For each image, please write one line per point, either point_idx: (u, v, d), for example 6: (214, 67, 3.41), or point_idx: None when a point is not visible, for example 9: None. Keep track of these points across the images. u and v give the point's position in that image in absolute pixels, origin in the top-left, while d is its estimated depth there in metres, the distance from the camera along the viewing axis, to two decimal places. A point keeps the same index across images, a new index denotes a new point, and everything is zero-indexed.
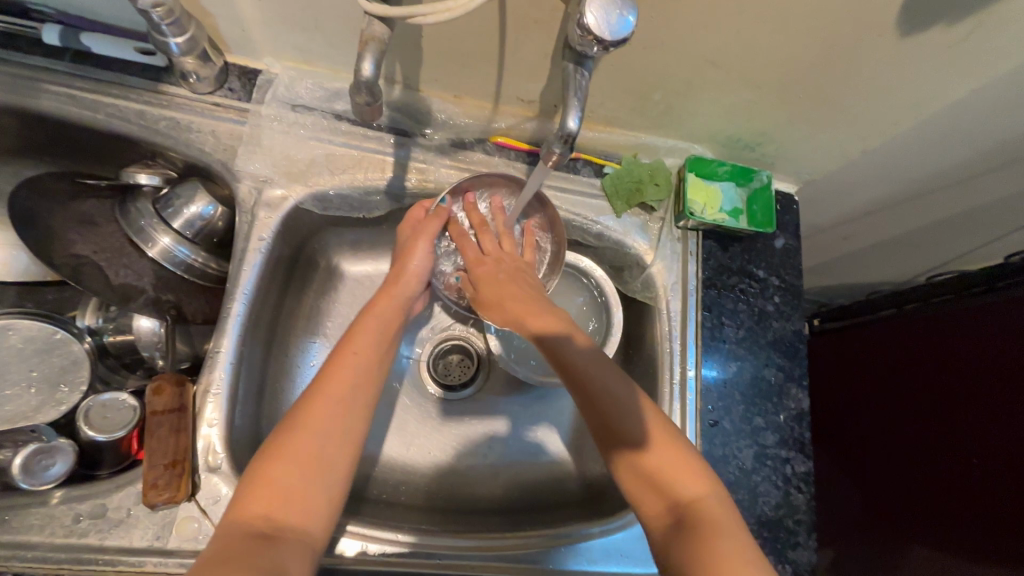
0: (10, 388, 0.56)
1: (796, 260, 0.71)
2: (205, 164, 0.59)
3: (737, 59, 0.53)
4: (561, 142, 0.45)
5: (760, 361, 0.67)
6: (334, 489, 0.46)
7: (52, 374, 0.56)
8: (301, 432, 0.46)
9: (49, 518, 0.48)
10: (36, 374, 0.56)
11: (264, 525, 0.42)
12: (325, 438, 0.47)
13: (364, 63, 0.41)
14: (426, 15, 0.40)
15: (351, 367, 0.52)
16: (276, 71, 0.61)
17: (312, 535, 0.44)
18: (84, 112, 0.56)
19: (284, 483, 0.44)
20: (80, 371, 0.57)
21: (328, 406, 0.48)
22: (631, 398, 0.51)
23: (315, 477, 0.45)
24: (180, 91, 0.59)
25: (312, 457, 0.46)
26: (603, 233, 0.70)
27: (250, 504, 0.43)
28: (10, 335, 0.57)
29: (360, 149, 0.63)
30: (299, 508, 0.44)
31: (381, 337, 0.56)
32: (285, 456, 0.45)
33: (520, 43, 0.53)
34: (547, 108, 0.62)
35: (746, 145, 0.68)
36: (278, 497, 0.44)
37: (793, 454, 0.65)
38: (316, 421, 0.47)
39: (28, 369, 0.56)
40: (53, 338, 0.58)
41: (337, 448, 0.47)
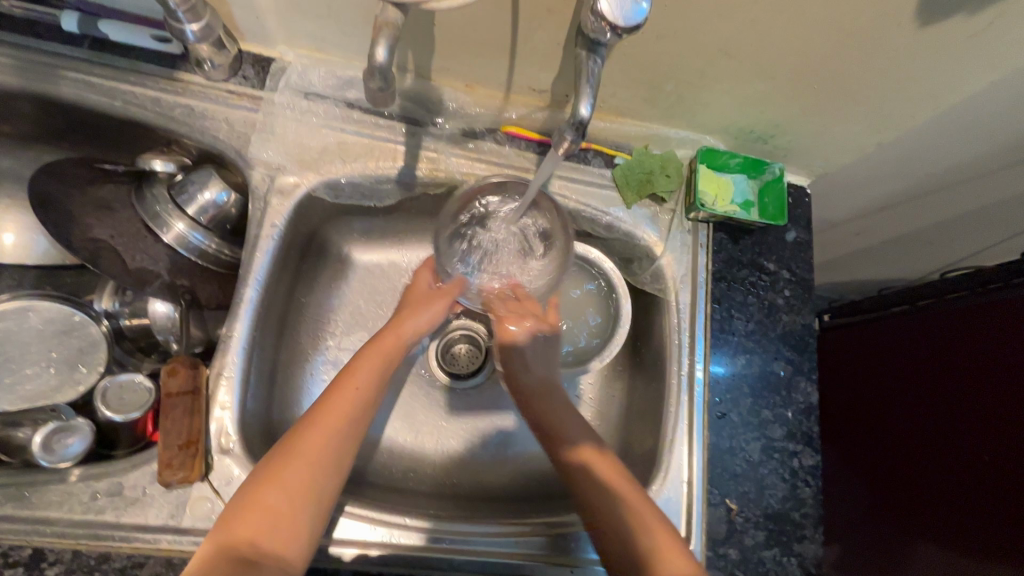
0: (30, 367, 0.57)
1: (807, 254, 0.71)
2: (218, 152, 0.60)
3: (752, 47, 0.53)
4: (573, 129, 0.44)
5: (769, 355, 0.67)
6: (317, 521, 0.47)
7: (70, 355, 0.57)
8: (290, 463, 0.47)
9: (68, 495, 0.49)
10: (55, 354, 0.57)
11: (247, 550, 0.43)
12: (313, 471, 0.48)
13: (377, 49, 0.40)
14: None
15: (346, 401, 0.53)
16: (289, 59, 0.61)
17: (290, 560, 0.45)
18: (102, 99, 0.57)
19: (272, 510, 0.45)
20: (97, 353, 0.58)
21: (322, 437, 0.49)
22: (588, 440, 0.59)
23: (299, 508, 0.46)
24: (195, 78, 0.60)
25: (298, 493, 0.46)
26: (613, 225, 0.70)
27: (238, 528, 0.44)
28: (30, 316, 0.58)
29: (371, 138, 0.64)
30: (282, 535, 0.45)
31: (383, 376, 0.57)
32: (272, 486, 0.46)
33: (533, 31, 0.53)
34: (559, 97, 0.62)
35: (759, 137, 0.68)
36: (263, 525, 0.45)
37: (800, 448, 0.65)
38: (306, 454, 0.48)
39: (47, 350, 0.57)
40: (72, 320, 0.59)
41: (323, 483, 0.48)
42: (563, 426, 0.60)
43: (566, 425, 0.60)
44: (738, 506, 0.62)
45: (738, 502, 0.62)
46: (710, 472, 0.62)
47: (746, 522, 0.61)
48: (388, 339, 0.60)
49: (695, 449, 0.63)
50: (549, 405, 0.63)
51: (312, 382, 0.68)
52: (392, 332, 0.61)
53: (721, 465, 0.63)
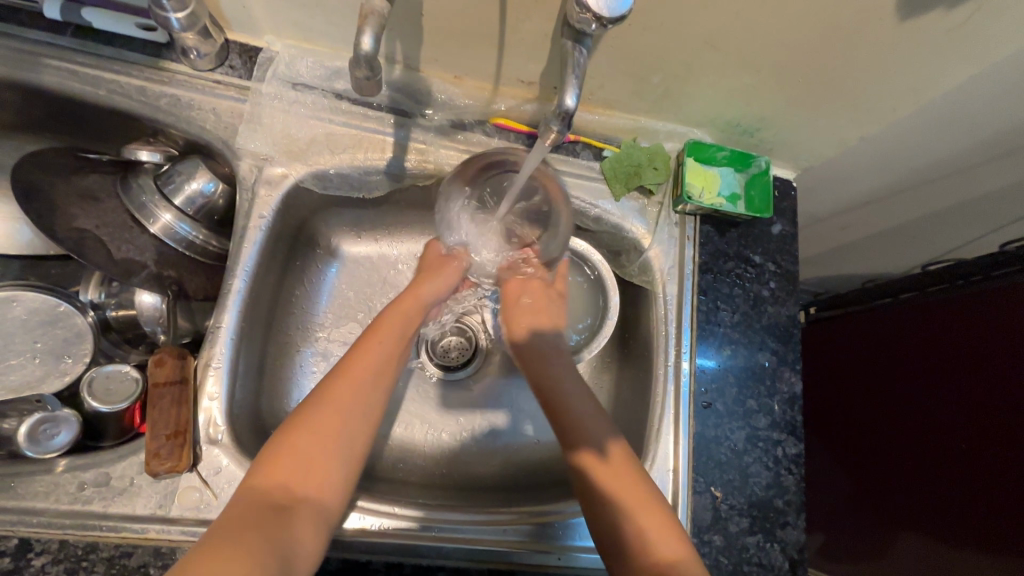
0: (15, 358, 0.56)
1: (792, 247, 0.72)
2: (205, 142, 0.60)
3: (737, 40, 0.53)
4: (559, 120, 0.44)
5: (754, 345, 0.68)
6: (349, 467, 0.48)
7: (55, 346, 0.57)
8: (319, 413, 0.48)
9: (54, 485, 0.49)
10: (40, 345, 0.57)
11: (282, 496, 0.44)
12: (343, 416, 0.49)
13: (363, 37, 0.40)
14: None
15: (371, 351, 0.54)
16: (276, 49, 0.61)
17: (326, 505, 0.45)
18: (86, 88, 0.57)
19: (305, 457, 0.46)
20: (82, 344, 0.58)
21: (347, 389, 0.50)
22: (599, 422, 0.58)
23: (331, 457, 0.47)
24: (181, 68, 0.59)
25: (331, 439, 0.47)
26: (601, 217, 0.70)
27: (272, 475, 0.44)
28: (13, 307, 0.57)
29: (360, 130, 0.64)
30: (316, 481, 0.45)
31: (402, 339, 0.58)
32: (304, 433, 0.47)
33: (520, 22, 0.53)
34: (547, 89, 0.62)
35: (745, 130, 0.68)
36: (298, 470, 0.45)
37: (784, 437, 0.66)
38: (333, 404, 0.49)
39: (32, 340, 0.57)
40: (57, 311, 0.58)
41: (354, 430, 0.49)
42: (578, 420, 0.58)
43: (577, 414, 0.58)
44: (723, 494, 0.63)
45: (723, 489, 0.63)
46: (695, 460, 0.63)
47: (730, 509, 0.63)
48: (405, 304, 0.61)
49: (681, 438, 0.64)
50: (561, 382, 0.61)
51: (300, 374, 0.68)
52: (409, 300, 0.62)
53: (706, 454, 0.64)
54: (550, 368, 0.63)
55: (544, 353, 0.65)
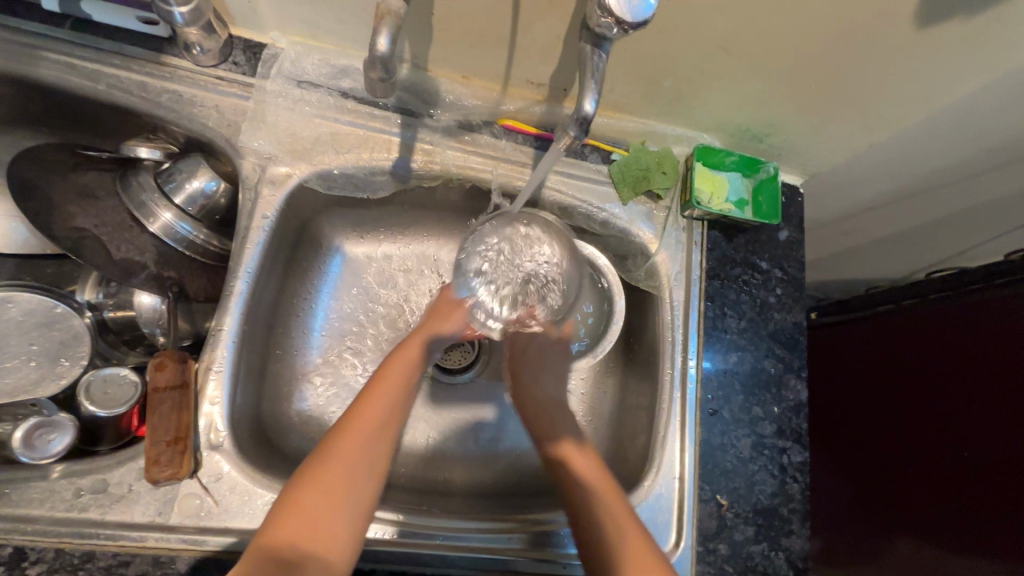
0: (9, 361, 0.54)
1: (799, 253, 0.72)
2: (207, 139, 0.59)
3: (751, 46, 0.52)
4: (576, 125, 0.42)
5: (760, 352, 0.68)
6: (358, 521, 0.47)
7: (51, 348, 0.55)
8: (328, 469, 0.47)
9: (50, 492, 0.47)
10: (35, 347, 0.55)
11: (289, 553, 0.43)
12: (350, 471, 0.47)
13: (379, 35, 0.39)
14: None
15: (378, 401, 0.52)
16: (281, 46, 0.60)
17: (333, 563, 0.44)
18: (85, 82, 0.55)
19: (311, 514, 0.45)
20: (80, 346, 0.56)
21: (355, 444, 0.48)
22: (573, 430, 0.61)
23: (338, 514, 0.46)
24: (183, 63, 0.58)
25: (340, 494, 0.46)
26: (608, 221, 0.70)
27: (278, 532, 0.44)
28: (9, 308, 0.55)
29: (366, 129, 0.62)
30: (323, 540, 0.44)
31: (409, 384, 0.55)
32: (310, 489, 0.46)
33: (533, 22, 0.52)
34: (557, 91, 0.62)
35: (755, 135, 0.68)
36: (304, 527, 0.44)
37: (789, 444, 0.65)
38: (338, 459, 0.47)
39: (27, 342, 0.55)
40: (53, 312, 0.56)
41: (362, 484, 0.47)
42: (556, 430, 0.61)
43: (558, 424, 0.62)
44: (729, 502, 0.62)
45: (729, 497, 0.63)
46: (701, 468, 0.63)
47: (736, 517, 0.62)
48: (410, 347, 0.59)
49: (688, 445, 0.64)
50: (540, 392, 0.66)
51: (301, 377, 0.67)
52: (415, 340, 0.60)
53: (712, 461, 0.63)
54: (552, 419, 0.62)
55: (545, 404, 0.65)
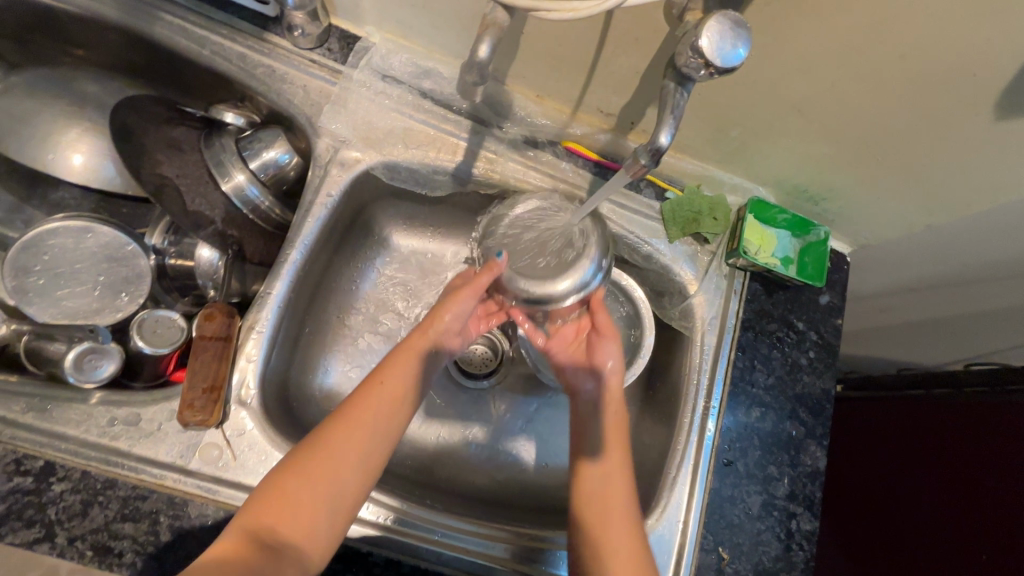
0: (75, 285, 0.57)
1: (837, 320, 0.72)
2: (290, 115, 0.62)
3: (823, 109, 0.54)
4: (648, 156, 0.42)
5: (784, 412, 0.67)
6: (339, 515, 0.48)
7: (115, 282, 0.58)
8: (317, 457, 0.48)
9: (87, 415, 0.49)
10: (102, 279, 0.58)
11: (269, 538, 0.44)
12: (339, 464, 0.48)
13: (480, 44, 0.39)
14: (550, 11, 0.37)
15: (375, 397, 0.52)
16: (374, 41, 0.63)
17: (309, 554, 0.46)
18: (193, 46, 0.60)
19: (295, 501, 0.46)
20: (140, 286, 0.59)
21: (347, 433, 0.50)
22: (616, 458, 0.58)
23: (322, 505, 0.47)
24: (283, 43, 0.62)
25: (325, 485, 0.47)
26: (652, 256, 0.71)
27: (260, 513, 0.45)
28: (88, 237, 0.58)
29: (437, 129, 0.65)
30: (304, 529, 0.46)
31: (412, 378, 0.55)
32: (298, 476, 0.47)
33: (616, 54, 0.54)
34: (625, 123, 0.64)
35: (811, 197, 0.69)
36: (285, 513, 0.45)
37: (800, 510, 0.64)
38: (330, 448, 0.49)
39: (96, 273, 0.58)
40: (124, 250, 0.59)
41: (348, 479, 0.49)
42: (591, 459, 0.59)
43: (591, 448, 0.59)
44: (730, 557, 0.61)
45: (731, 552, 0.61)
46: (707, 516, 0.62)
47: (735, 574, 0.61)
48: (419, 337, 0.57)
49: (696, 491, 0.63)
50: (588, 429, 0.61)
51: (330, 352, 0.69)
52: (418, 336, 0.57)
53: (720, 512, 0.62)
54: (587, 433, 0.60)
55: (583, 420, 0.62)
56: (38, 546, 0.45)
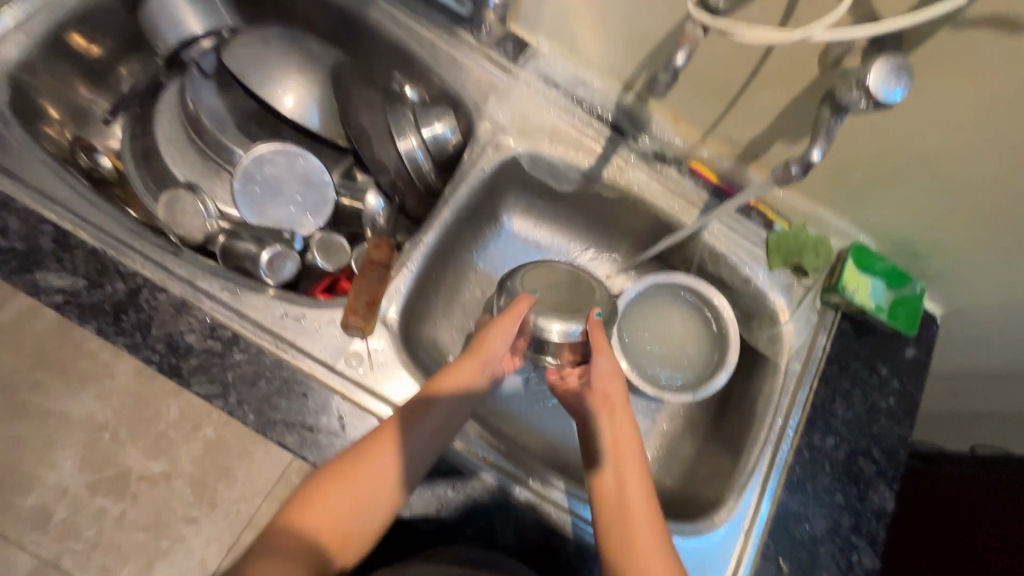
0: (275, 198, 0.64)
1: (921, 374, 0.74)
2: (461, 98, 0.73)
3: (946, 165, 0.59)
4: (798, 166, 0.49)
5: (858, 448, 0.70)
6: (365, 535, 0.48)
7: (307, 205, 0.65)
8: (347, 480, 0.48)
9: (267, 305, 0.59)
10: (297, 199, 0.65)
11: (302, 554, 0.45)
12: (368, 487, 0.49)
13: (679, 52, 0.48)
14: (743, 33, 0.47)
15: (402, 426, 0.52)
16: (542, 49, 0.74)
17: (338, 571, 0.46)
18: (398, 29, 0.72)
19: (327, 520, 0.47)
20: (323, 213, 0.66)
21: (375, 457, 0.50)
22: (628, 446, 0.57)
23: (352, 525, 0.47)
24: (468, 38, 0.73)
25: (355, 507, 0.48)
26: (750, 279, 0.76)
27: (295, 529, 0.46)
28: (298, 161, 0.64)
29: (580, 131, 0.74)
30: (334, 548, 0.46)
31: (449, 406, 0.56)
32: (329, 498, 0.47)
33: (762, 88, 0.62)
34: (750, 153, 0.71)
35: (913, 252, 0.73)
36: (318, 532, 0.46)
37: (863, 544, 0.66)
38: (359, 472, 0.49)
39: (295, 193, 0.65)
40: (321, 180, 0.65)
41: (374, 503, 0.49)
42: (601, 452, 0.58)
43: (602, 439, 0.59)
44: (789, 569, 0.64)
45: (790, 565, 0.64)
46: (772, 526, 0.65)
47: None
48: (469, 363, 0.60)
49: (764, 500, 0.66)
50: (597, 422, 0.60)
51: (444, 308, 0.77)
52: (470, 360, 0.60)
53: (784, 526, 0.65)
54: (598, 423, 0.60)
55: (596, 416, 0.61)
56: (215, 400, 0.54)
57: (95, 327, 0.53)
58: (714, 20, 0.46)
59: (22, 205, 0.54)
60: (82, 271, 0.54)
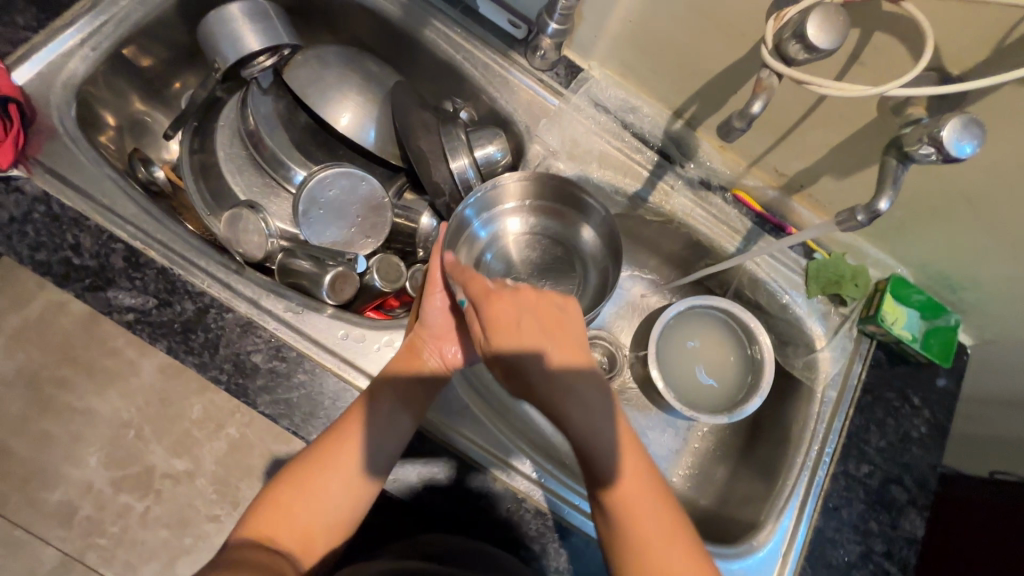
0: (336, 219, 0.66)
1: (952, 404, 0.75)
2: (513, 120, 0.74)
3: (994, 206, 0.61)
4: (864, 215, 0.51)
5: (891, 475, 0.71)
6: (332, 524, 0.48)
7: (366, 226, 0.68)
8: (310, 470, 0.49)
9: (329, 326, 0.60)
10: (358, 221, 0.67)
11: (268, 541, 0.45)
12: (329, 473, 0.49)
13: (756, 100, 0.49)
14: (823, 86, 0.48)
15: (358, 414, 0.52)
16: (593, 73, 0.75)
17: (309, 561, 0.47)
18: (452, 50, 0.72)
19: (293, 509, 0.47)
20: (379, 233, 0.68)
21: (336, 440, 0.51)
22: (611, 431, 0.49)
23: (318, 514, 0.48)
24: (521, 61, 0.74)
25: (318, 494, 0.48)
26: (789, 306, 0.77)
27: (259, 522, 0.46)
28: (362, 185, 0.67)
29: (628, 156, 0.75)
30: (300, 535, 0.47)
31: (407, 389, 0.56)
32: (293, 487, 0.48)
33: (815, 127, 0.63)
34: (795, 185, 0.72)
35: (950, 285, 0.75)
36: (283, 522, 0.47)
37: (894, 570, 0.68)
38: (322, 458, 0.50)
39: (356, 215, 0.67)
40: (382, 202, 0.68)
41: (339, 488, 0.49)
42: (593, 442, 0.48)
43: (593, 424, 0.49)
44: None
45: None
46: (808, 551, 0.67)
47: None
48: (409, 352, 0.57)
49: (802, 526, 0.68)
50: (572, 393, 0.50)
51: None
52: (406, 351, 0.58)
53: (820, 551, 0.67)
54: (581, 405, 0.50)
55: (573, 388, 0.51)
56: (279, 419, 0.55)
57: (166, 345, 0.54)
58: (792, 71, 0.47)
59: (93, 223, 0.55)
60: (152, 289, 0.55)
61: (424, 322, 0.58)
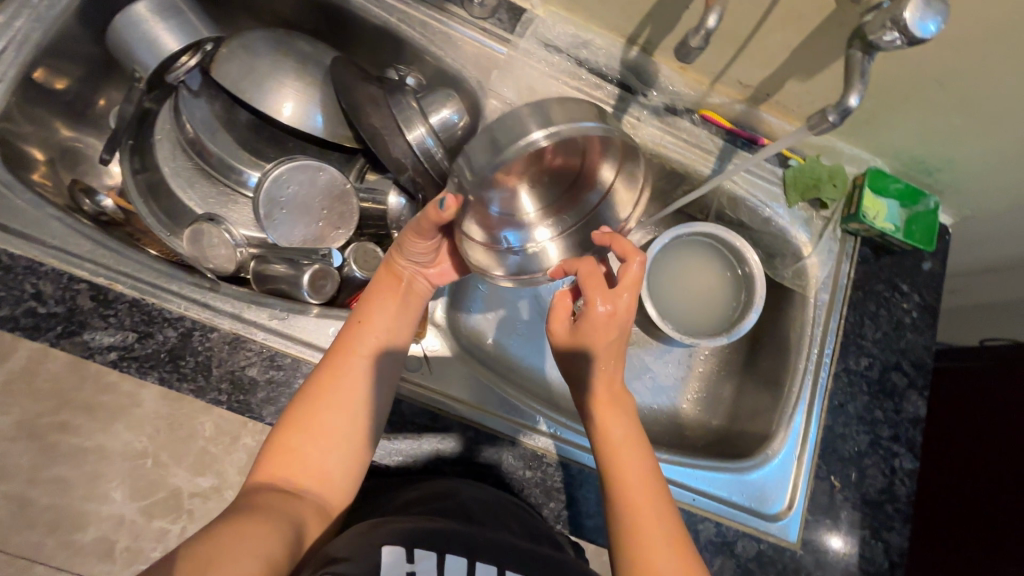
0: (301, 215, 0.64)
1: (939, 285, 0.77)
2: (463, 77, 0.70)
3: (964, 82, 0.60)
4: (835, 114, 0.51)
5: (889, 363, 0.74)
6: (349, 462, 0.50)
7: (333, 218, 0.65)
8: (316, 413, 0.49)
9: (317, 327, 0.58)
10: (325, 213, 0.65)
11: (287, 484, 0.47)
12: (337, 412, 0.50)
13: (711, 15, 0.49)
14: None
15: (354, 354, 0.52)
16: (537, 12, 0.71)
17: (330, 500, 0.49)
18: (385, 14, 0.68)
19: (307, 453, 0.48)
20: (348, 223, 0.66)
21: (338, 379, 0.51)
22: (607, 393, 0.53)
23: (329, 455, 0.49)
24: (460, 12, 0.70)
25: (328, 437, 0.49)
26: (772, 219, 0.77)
27: (273, 468, 0.47)
28: (321, 176, 0.64)
29: (588, 94, 0.72)
30: (318, 478, 0.48)
31: (396, 321, 0.56)
32: (301, 431, 0.49)
33: (772, 32, 0.61)
34: (761, 95, 0.71)
35: (924, 168, 0.74)
36: (299, 466, 0.48)
37: (902, 451, 0.71)
38: (326, 399, 0.50)
39: (320, 207, 0.64)
40: (344, 188, 0.65)
41: (349, 428, 0.50)
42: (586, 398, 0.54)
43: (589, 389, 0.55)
44: (840, 485, 0.69)
45: (841, 482, 0.69)
46: (820, 449, 0.70)
47: (844, 500, 0.68)
48: (393, 284, 0.57)
49: (811, 427, 0.71)
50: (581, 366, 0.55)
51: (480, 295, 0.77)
52: (387, 282, 0.57)
53: (832, 446, 0.70)
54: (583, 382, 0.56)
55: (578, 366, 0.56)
56: None
57: (157, 377, 0.53)
58: None
59: (49, 267, 0.53)
60: (129, 323, 0.53)
61: (403, 252, 0.57)
